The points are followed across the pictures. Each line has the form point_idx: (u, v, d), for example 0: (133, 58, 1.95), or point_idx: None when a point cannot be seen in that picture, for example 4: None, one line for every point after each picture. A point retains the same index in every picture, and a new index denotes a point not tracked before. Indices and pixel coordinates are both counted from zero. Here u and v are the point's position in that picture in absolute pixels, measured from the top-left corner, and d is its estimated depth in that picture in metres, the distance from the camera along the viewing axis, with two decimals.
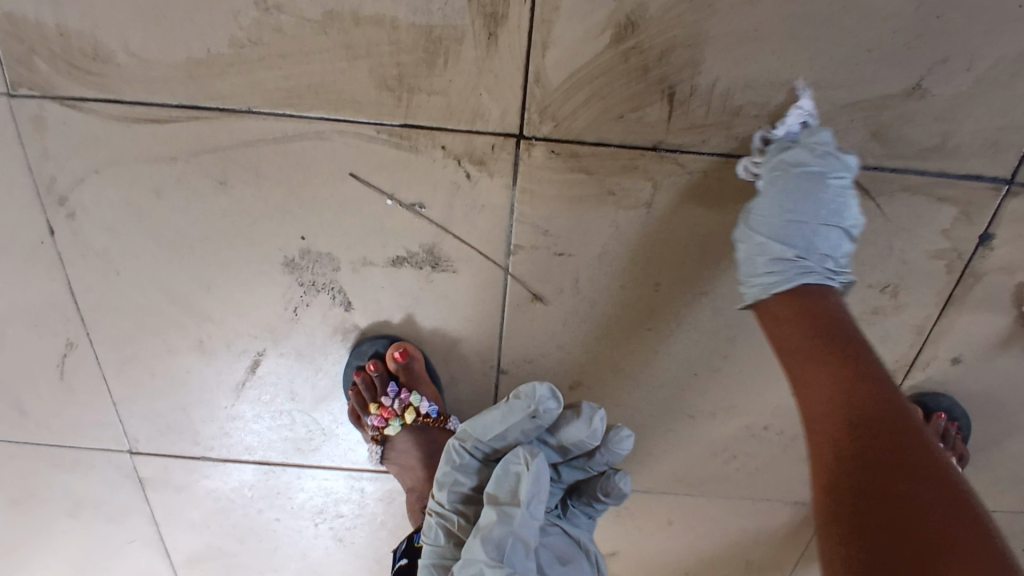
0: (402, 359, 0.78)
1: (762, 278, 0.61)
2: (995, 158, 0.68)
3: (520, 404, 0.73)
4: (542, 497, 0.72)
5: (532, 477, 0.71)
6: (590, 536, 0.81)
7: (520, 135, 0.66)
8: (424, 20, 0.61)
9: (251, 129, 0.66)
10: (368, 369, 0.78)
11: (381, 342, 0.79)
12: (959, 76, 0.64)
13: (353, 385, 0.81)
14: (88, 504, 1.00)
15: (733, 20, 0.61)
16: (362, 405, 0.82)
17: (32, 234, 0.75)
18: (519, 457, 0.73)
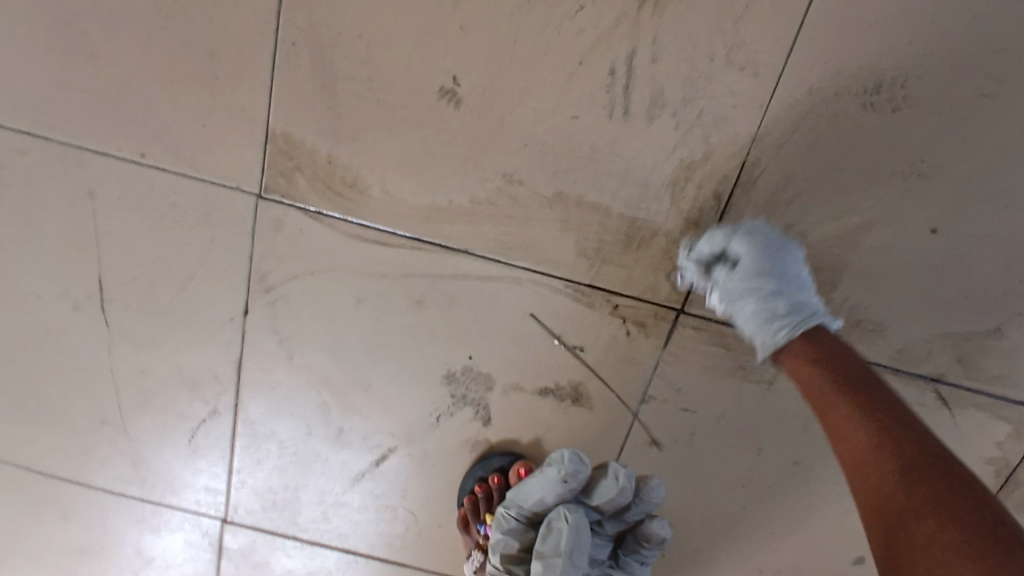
0: (526, 475, 0.86)
1: (779, 328, 0.66)
2: None
3: (552, 471, 0.80)
4: (583, 548, 0.78)
5: (567, 529, 0.77)
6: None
7: (680, 309, 0.80)
8: (632, 213, 0.76)
9: (461, 267, 0.79)
10: (491, 481, 0.87)
11: (508, 458, 0.88)
12: None
13: (470, 493, 0.89)
14: (153, 565, 1.01)
15: (867, 257, 0.78)
16: (476, 514, 0.89)
17: (227, 311, 0.84)
18: (558, 515, 0.79)
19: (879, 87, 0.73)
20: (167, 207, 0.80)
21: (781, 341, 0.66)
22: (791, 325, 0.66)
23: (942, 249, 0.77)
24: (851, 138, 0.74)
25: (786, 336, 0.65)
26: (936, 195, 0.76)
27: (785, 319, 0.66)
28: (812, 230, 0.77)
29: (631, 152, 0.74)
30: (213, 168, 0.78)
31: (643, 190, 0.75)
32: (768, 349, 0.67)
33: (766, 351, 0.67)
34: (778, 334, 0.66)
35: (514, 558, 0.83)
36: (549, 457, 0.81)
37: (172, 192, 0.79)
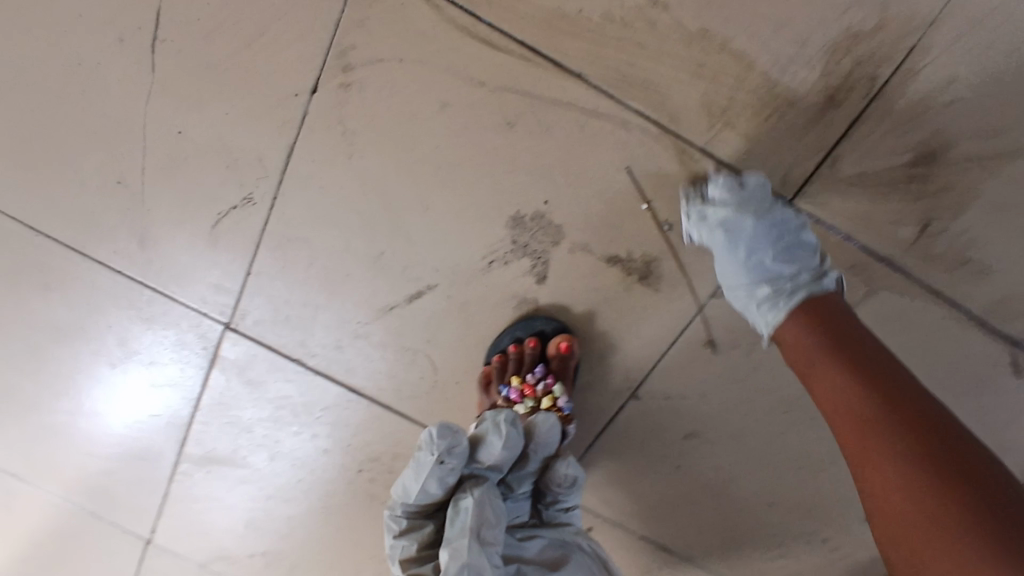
0: (563, 349, 0.81)
1: (769, 307, 0.65)
2: None
3: (426, 454, 0.72)
4: (493, 523, 0.70)
5: (473, 506, 0.70)
6: (573, 530, 0.79)
7: (788, 200, 0.73)
8: (776, 75, 0.68)
9: (569, 94, 0.71)
10: (527, 342, 0.82)
11: (551, 325, 0.82)
12: None
13: (501, 352, 0.84)
14: (135, 358, 0.93)
15: (1001, 190, 0.72)
16: (502, 373, 0.84)
17: (292, 84, 0.74)
18: (462, 496, 0.72)
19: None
20: None
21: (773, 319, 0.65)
22: (785, 296, 0.64)
23: None
24: None
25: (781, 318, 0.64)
26: None
27: (774, 288, 0.65)
28: (954, 145, 0.70)
29: (797, 4, 0.67)
30: None
31: (798, 51, 0.68)
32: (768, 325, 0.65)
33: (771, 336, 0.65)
34: (768, 314, 0.65)
35: (418, 558, 0.74)
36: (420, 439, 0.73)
37: None
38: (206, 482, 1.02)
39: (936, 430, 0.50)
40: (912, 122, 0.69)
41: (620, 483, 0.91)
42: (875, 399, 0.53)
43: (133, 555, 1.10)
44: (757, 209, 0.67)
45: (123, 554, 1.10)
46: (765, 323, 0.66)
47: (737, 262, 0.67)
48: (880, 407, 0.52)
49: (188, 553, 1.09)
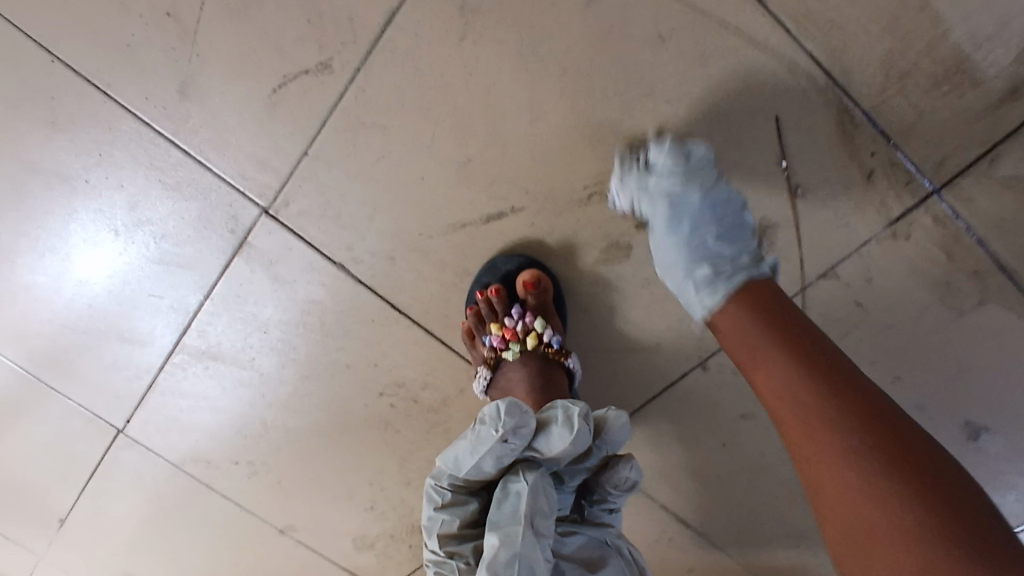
0: (529, 285, 0.73)
1: (717, 286, 0.59)
2: None
3: (488, 431, 0.64)
4: (547, 513, 0.64)
5: (527, 491, 0.63)
6: (615, 534, 0.71)
7: (936, 189, 0.66)
8: (968, 47, 0.61)
9: (738, 20, 0.62)
10: (491, 290, 0.75)
11: (514, 261, 0.75)
12: None
13: (473, 305, 0.78)
14: (146, 226, 0.80)
15: None
16: (481, 325, 0.78)
17: None
18: (512, 480, 0.66)
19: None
20: None
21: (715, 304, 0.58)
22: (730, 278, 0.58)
23: None
24: None
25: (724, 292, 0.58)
26: None
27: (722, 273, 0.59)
28: None
29: None
30: None
31: (1001, 26, 0.60)
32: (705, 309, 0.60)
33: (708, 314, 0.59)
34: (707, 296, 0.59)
35: (457, 536, 0.68)
36: (481, 410, 0.64)
37: None
38: (201, 380, 0.90)
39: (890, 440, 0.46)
40: None
41: (660, 452, 0.87)
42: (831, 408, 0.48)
43: (95, 442, 0.96)
44: (667, 193, 0.64)
45: (83, 441, 0.96)
46: (700, 305, 0.60)
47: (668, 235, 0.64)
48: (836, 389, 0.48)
49: (161, 450, 0.96)
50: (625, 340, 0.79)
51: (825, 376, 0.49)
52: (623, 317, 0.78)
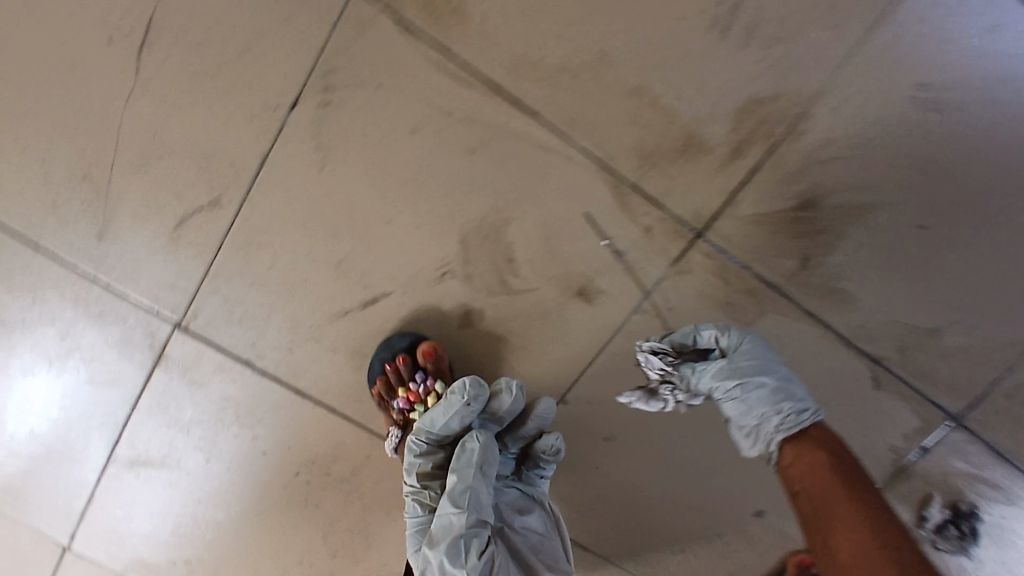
0: (430, 355, 0.89)
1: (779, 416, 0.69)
2: (955, 398, 0.98)
3: (455, 397, 0.83)
4: (494, 462, 0.84)
5: (478, 446, 0.83)
6: (542, 489, 0.91)
7: (699, 233, 0.87)
8: (694, 127, 0.82)
9: (524, 129, 0.82)
10: (397, 361, 0.89)
11: (411, 336, 0.90)
12: (963, 335, 0.94)
13: (380, 376, 0.91)
14: (75, 354, 0.93)
15: (865, 234, 0.88)
16: (389, 392, 0.91)
17: (272, 98, 0.82)
18: (470, 439, 0.84)
19: (929, 86, 0.82)
20: None
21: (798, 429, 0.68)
22: (793, 410, 0.69)
23: (926, 247, 0.89)
24: (891, 127, 0.84)
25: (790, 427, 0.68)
26: (938, 197, 0.87)
27: (781, 398, 0.70)
28: (830, 195, 0.86)
29: (716, 69, 0.80)
30: None
31: (714, 108, 0.81)
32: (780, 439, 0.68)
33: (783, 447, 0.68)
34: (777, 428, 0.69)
35: (430, 474, 0.88)
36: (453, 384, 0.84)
37: None
38: (134, 487, 1.00)
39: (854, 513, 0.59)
40: (797, 175, 0.85)
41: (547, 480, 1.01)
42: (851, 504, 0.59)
43: (42, 564, 1.02)
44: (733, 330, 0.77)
45: (31, 562, 1.02)
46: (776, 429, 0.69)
47: (725, 363, 0.73)
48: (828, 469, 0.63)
49: (104, 561, 1.02)
50: None
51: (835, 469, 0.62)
52: (490, 369, 0.94)
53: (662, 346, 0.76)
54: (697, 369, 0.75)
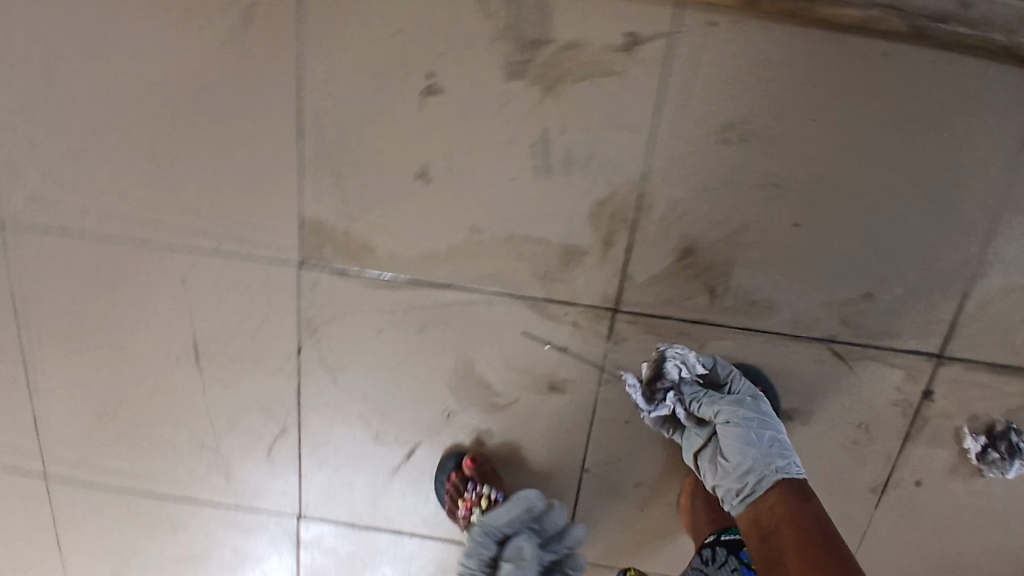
0: (473, 461, 1.14)
1: (748, 476, 0.97)
2: (926, 341, 1.05)
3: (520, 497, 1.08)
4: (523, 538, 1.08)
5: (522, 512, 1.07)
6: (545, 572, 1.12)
7: (614, 309, 1.06)
8: (566, 242, 1.02)
9: (449, 297, 1.07)
10: (451, 475, 1.15)
11: (456, 455, 1.16)
12: (895, 289, 1.02)
13: (445, 493, 1.17)
14: (249, 558, 1.30)
15: (750, 251, 1.00)
16: (454, 503, 1.15)
17: (283, 352, 1.13)
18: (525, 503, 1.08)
19: (729, 127, 0.94)
20: (231, 281, 1.09)
21: (752, 485, 0.96)
22: (756, 474, 0.96)
23: (809, 238, 0.99)
24: (718, 168, 0.96)
25: (755, 486, 0.96)
26: (792, 198, 0.97)
27: (753, 464, 0.97)
28: (701, 238, 1.00)
29: (558, 196, 0.99)
30: (261, 250, 1.07)
31: (572, 222, 1.01)
32: (746, 487, 0.97)
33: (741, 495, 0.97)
34: (738, 480, 0.98)
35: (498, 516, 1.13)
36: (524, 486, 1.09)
37: (234, 273, 1.08)
38: None
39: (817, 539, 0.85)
40: (666, 237, 1.01)
41: (608, 529, 1.21)
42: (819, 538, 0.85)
43: None
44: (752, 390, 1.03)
45: None
46: (744, 483, 0.97)
47: (734, 411, 1.01)
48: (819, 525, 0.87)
49: None
50: (532, 477, 1.18)
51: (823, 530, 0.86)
52: (519, 465, 1.18)
53: (688, 364, 1.02)
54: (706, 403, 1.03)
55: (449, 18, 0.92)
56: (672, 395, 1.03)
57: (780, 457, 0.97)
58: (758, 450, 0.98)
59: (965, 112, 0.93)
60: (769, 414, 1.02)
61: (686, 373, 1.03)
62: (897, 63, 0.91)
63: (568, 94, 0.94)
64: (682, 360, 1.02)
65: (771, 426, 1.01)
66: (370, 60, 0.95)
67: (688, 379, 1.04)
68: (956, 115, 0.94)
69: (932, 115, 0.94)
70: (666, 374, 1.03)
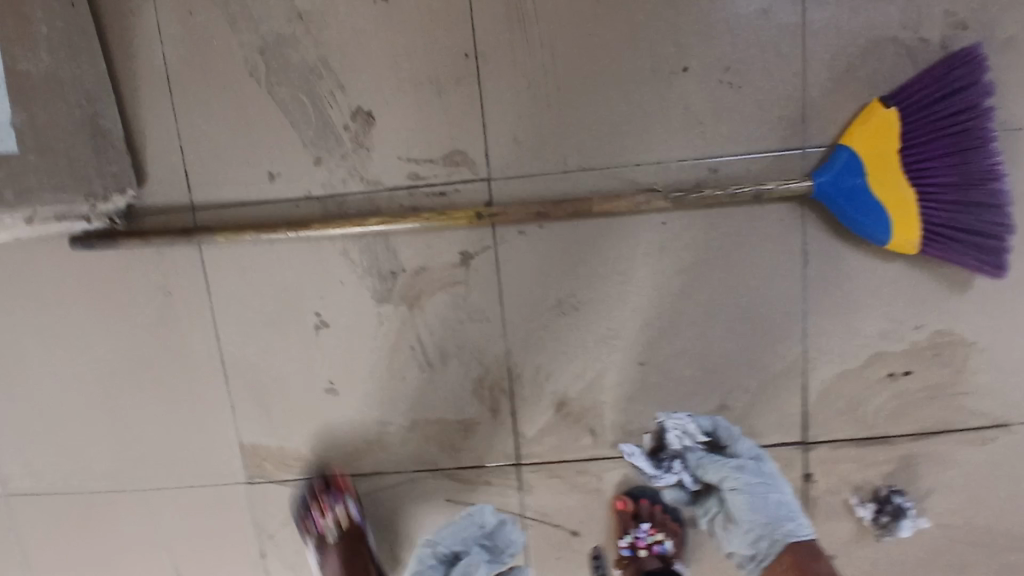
0: None
1: (761, 538, 1.02)
2: (788, 430, 1.20)
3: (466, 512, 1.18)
4: (466, 522, 1.16)
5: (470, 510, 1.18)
6: None
7: (516, 462, 1.22)
8: (460, 416, 1.20)
9: (378, 482, 1.24)
10: None
11: None
12: (743, 394, 1.18)
13: None
14: None
15: (613, 389, 1.18)
16: None
17: (252, 558, 1.28)
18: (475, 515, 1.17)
19: (562, 301, 1.15)
20: (196, 507, 1.26)
21: (766, 546, 1.01)
22: (773, 537, 1.01)
23: (657, 372, 1.17)
24: (565, 332, 1.16)
25: (769, 550, 1.01)
26: (632, 344, 1.17)
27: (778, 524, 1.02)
28: (570, 388, 1.18)
29: (444, 381, 1.19)
30: (214, 477, 1.25)
31: (460, 399, 1.20)
32: (759, 550, 1.02)
33: (758, 560, 1.02)
34: (754, 543, 1.02)
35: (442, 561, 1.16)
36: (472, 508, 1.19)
37: (196, 500, 1.26)
38: None
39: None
40: (541, 393, 1.19)
41: None
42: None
43: None
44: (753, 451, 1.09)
45: None
46: (754, 546, 1.02)
47: (734, 473, 1.06)
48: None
49: None
50: None
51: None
52: None
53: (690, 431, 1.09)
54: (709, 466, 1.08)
55: (324, 269, 1.15)
56: (678, 463, 1.09)
57: (785, 522, 1.02)
58: (769, 517, 1.02)
59: (747, 247, 1.13)
60: (773, 475, 1.07)
61: (685, 440, 1.10)
62: (677, 226, 1.13)
63: (431, 305, 1.16)
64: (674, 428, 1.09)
65: (772, 487, 1.05)
66: (269, 312, 1.17)
67: (687, 445, 1.10)
68: (740, 251, 1.14)
69: (722, 255, 1.13)
70: (669, 445, 1.09)
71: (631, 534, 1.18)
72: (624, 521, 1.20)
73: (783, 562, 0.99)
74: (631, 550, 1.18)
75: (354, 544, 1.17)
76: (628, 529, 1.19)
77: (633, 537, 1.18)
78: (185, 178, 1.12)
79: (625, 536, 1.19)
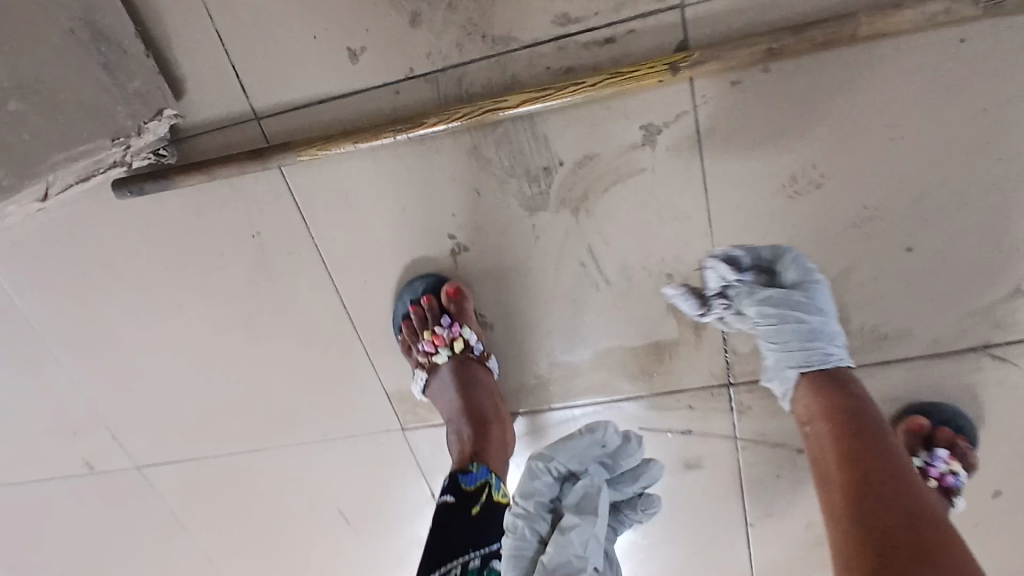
0: None
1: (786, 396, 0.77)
2: None
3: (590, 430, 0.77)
4: (591, 444, 0.77)
5: (592, 429, 0.77)
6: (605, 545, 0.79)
7: (728, 382, 0.95)
8: (652, 338, 0.92)
9: (552, 425, 0.98)
10: None
11: None
12: None
13: None
14: None
15: (864, 286, 0.84)
16: None
17: (421, 502, 1.12)
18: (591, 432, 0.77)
19: (795, 178, 0.79)
20: (348, 459, 1.10)
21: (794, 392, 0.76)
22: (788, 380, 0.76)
23: (933, 259, 0.82)
24: (799, 219, 0.81)
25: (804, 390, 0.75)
26: (893, 224, 0.81)
27: (801, 349, 0.75)
28: None
29: (628, 300, 0.89)
30: (362, 427, 1.06)
31: (651, 319, 0.91)
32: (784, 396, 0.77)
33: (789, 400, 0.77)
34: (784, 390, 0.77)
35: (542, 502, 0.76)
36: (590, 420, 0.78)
37: (347, 451, 1.09)
38: None
39: (883, 481, 0.62)
40: None
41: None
42: (875, 476, 0.63)
43: None
44: (801, 279, 0.77)
45: None
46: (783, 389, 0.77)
47: (782, 313, 0.76)
48: (867, 504, 0.61)
49: None
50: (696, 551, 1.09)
51: (836, 431, 0.68)
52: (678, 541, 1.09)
53: (712, 270, 0.79)
54: (752, 294, 0.78)
55: (452, 175, 0.84)
56: (721, 305, 0.80)
57: (804, 343, 0.75)
58: (773, 300, 0.76)
59: None
60: (817, 304, 0.76)
61: (723, 278, 0.79)
62: (980, 45, 0.72)
63: (600, 206, 0.83)
64: (714, 266, 0.78)
65: (806, 326, 0.75)
66: (390, 240, 0.89)
67: (732, 275, 0.78)
68: None
69: None
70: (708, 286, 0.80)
71: (921, 457, 0.86)
72: (903, 440, 0.87)
73: (810, 400, 0.73)
74: (916, 478, 0.87)
75: (464, 368, 0.91)
76: (914, 449, 0.87)
77: (924, 464, 0.86)
78: (238, 79, 0.79)
79: (907, 459, 0.87)
